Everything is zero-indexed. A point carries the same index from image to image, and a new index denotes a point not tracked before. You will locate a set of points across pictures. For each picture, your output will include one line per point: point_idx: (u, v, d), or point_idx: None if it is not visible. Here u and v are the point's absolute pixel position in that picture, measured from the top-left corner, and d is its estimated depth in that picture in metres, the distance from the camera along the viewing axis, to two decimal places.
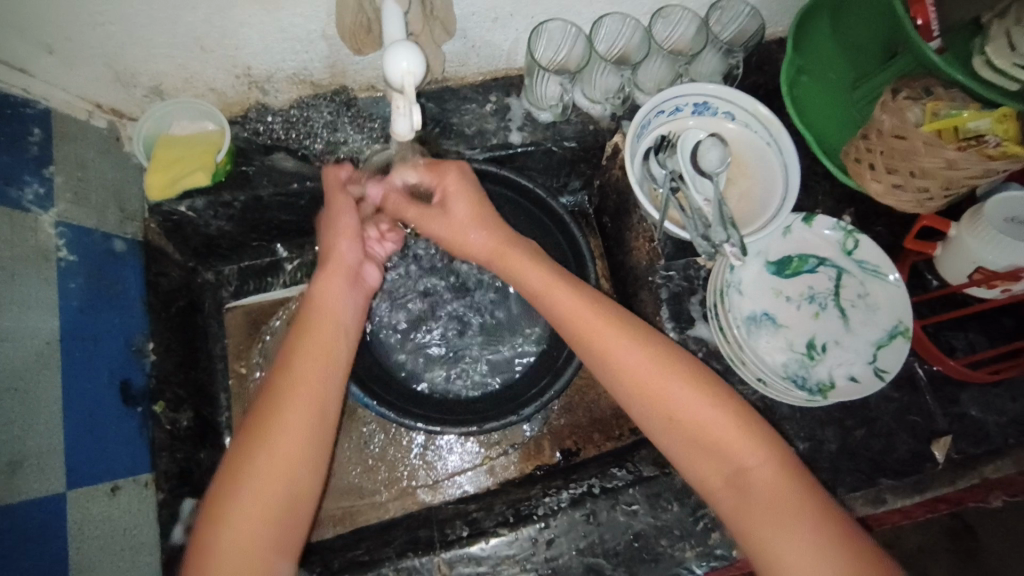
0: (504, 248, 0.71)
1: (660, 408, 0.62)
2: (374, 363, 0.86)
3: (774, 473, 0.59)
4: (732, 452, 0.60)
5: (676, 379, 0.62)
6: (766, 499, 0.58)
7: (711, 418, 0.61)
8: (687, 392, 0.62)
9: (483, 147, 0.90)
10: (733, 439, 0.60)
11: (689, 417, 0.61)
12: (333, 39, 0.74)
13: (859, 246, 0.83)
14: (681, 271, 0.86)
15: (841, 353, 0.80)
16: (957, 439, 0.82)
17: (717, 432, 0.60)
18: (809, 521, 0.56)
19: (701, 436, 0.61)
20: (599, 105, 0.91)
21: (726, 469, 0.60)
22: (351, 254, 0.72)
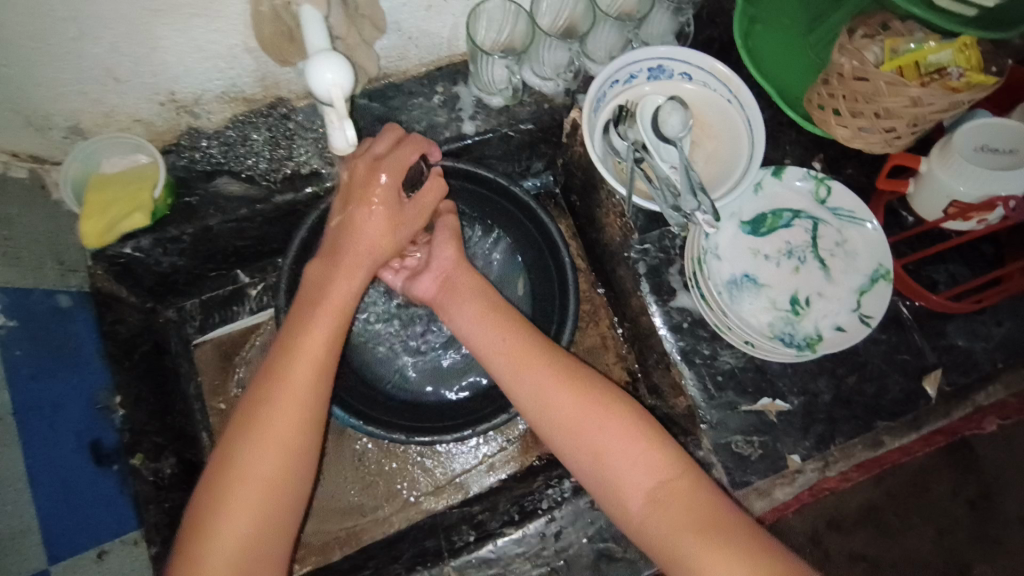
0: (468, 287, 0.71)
1: (566, 421, 0.62)
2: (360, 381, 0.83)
3: (684, 484, 0.58)
4: (638, 463, 0.59)
5: (583, 392, 0.63)
6: (675, 509, 0.57)
7: (619, 434, 0.60)
8: (593, 407, 0.62)
9: (437, 141, 0.86)
10: (637, 451, 0.60)
11: (603, 436, 0.60)
12: (257, 50, 0.69)
13: (832, 193, 0.82)
14: (656, 243, 0.84)
15: (825, 305, 0.79)
16: (947, 371, 0.82)
17: (628, 448, 0.60)
18: (719, 532, 0.56)
19: (609, 453, 0.60)
20: (551, 82, 0.87)
21: (641, 487, 0.59)
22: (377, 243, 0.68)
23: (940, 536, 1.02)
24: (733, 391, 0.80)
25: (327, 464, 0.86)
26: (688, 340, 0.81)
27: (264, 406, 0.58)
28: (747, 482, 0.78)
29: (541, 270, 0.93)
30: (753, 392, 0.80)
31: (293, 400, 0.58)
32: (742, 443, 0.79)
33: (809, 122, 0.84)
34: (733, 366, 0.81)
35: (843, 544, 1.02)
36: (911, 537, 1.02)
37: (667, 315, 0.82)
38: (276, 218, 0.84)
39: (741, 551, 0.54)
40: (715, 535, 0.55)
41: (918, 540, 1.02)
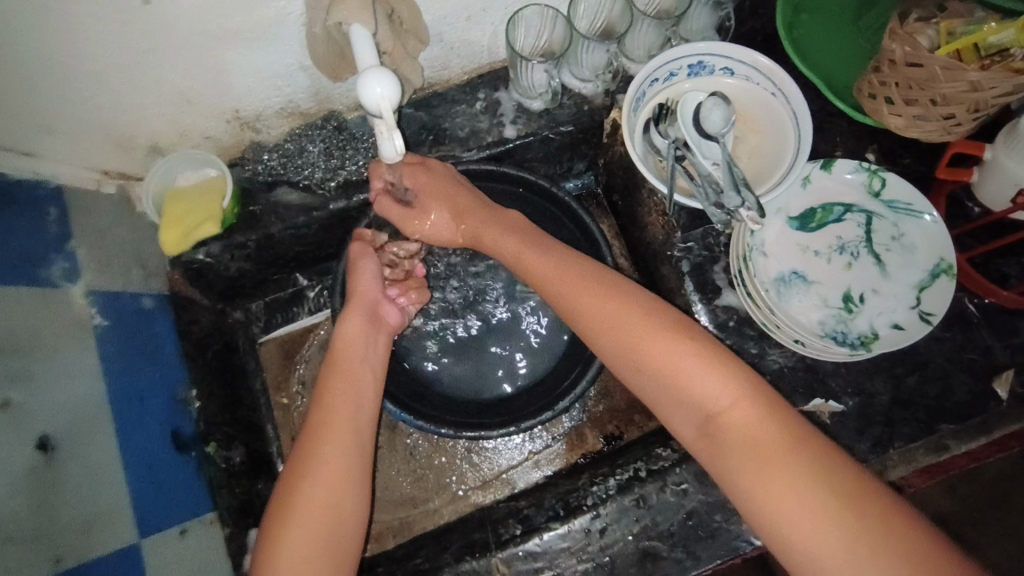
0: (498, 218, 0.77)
1: (614, 345, 0.63)
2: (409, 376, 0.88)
3: (750, 411, 0.55)
4: (696, 390, 0.57)
5: (628, 314, 0.63)
6: (743, 441, 0.54)
7: (671, 355, 0.59)
8: (645, 330, 0.61)
9: (480, 146, 0.89)
10: (695, 380, 0.58)
11: (668, 364, 0.59)
12: (311, 68, 0.74)
13: (886, 186, 0.79)
14: (700, 241, 0.83)
15: (881, 302, 0.76)
16: (1021, 372, 0.77)
17: (687, 371, 0.58)
18: (794, 467, 0.52)
19: (663, 371, 0.59)
20: (589, 83, 0.89)
21: (699, 421, 0.57)
22: (372, 288, 0.77)
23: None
24: (781, 391, 0.78)
25: (382, 458, 0.90)
26: (734, 339, 0.80)
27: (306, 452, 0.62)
28: None
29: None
30: (803, 392, 0.78)
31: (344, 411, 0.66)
32: None
33: (860, 111, 0.82)
34: (782, 365, 0.79)
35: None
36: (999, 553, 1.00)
37: (713, 314, 0.81)
38: (330, 224, 0.90)
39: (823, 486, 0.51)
40: (789, 471, 0.52)
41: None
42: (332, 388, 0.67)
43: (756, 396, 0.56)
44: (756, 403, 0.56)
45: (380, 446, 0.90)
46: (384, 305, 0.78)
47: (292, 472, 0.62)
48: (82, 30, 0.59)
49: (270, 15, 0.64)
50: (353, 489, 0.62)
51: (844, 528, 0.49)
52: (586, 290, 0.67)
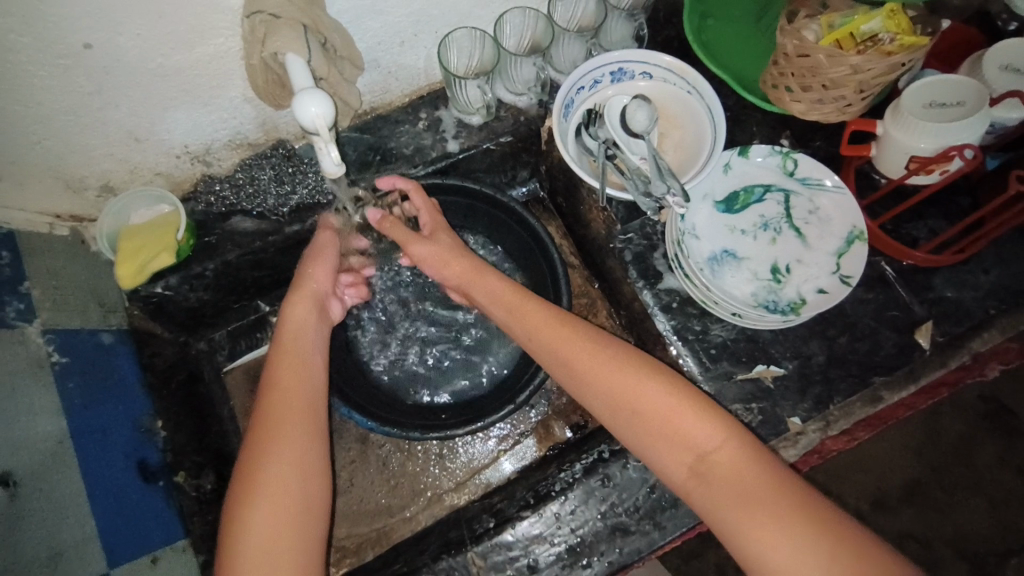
0: (475, 274, 0.80)
1: (603, 393, 0.65)
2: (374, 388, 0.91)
3: (731, 449, 0.60)
4: (684, 432, 0.61)
5: (609, 363, 0.66)
6: (728, 478, 0.58)
7: (660, 398, 0.63)
8: (629, 376, 0.65)
9: (425, 162, 0.94)
10: (684, 422, 0.61)
11: (656, 411, 0.62)
12: (255, 99, 0.78)
13: (799, 165, 0.86)
14: (638, 232, 0.89)
15: (805, 270, 0.82)
16: (938, 322, 0.84)
17: (675, 413, 0.62)
18: (776, 498, 0.56)
19: (648, 415, 0.62)
20: (523, 96, 0.95)
21: (690, 460, 0.60)
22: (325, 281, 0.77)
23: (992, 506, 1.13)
24: (727, 362, 0.83)
25: (356, 471, 0.91)
26: (679, 319, 0.85)
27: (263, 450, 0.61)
28: None
29: (538, 269, 0.98)
30: (746, 360, 0.83)
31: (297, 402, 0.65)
32: (741, 411, 0.81)
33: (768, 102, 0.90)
34: (725, 338, 0.84)
35: (890, 521, 1.13)
36: (962, 511, 1.13)
37: (657, 297, 0.86)
38: (287, 248, 0.93)
39: (800, 513, 0.54)
40: (772, 504, 0.55)
41: (968, 514, 1.12)
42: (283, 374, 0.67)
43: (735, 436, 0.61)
44: (735, 443, 0.60)
45: (352, 459, 0.91)
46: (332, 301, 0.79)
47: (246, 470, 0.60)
48: (26, 76, 0.62)
49: (211, 51, 0.68)
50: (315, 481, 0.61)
51: (821, 549, 0.52)
52: (574, 342, 0.69)
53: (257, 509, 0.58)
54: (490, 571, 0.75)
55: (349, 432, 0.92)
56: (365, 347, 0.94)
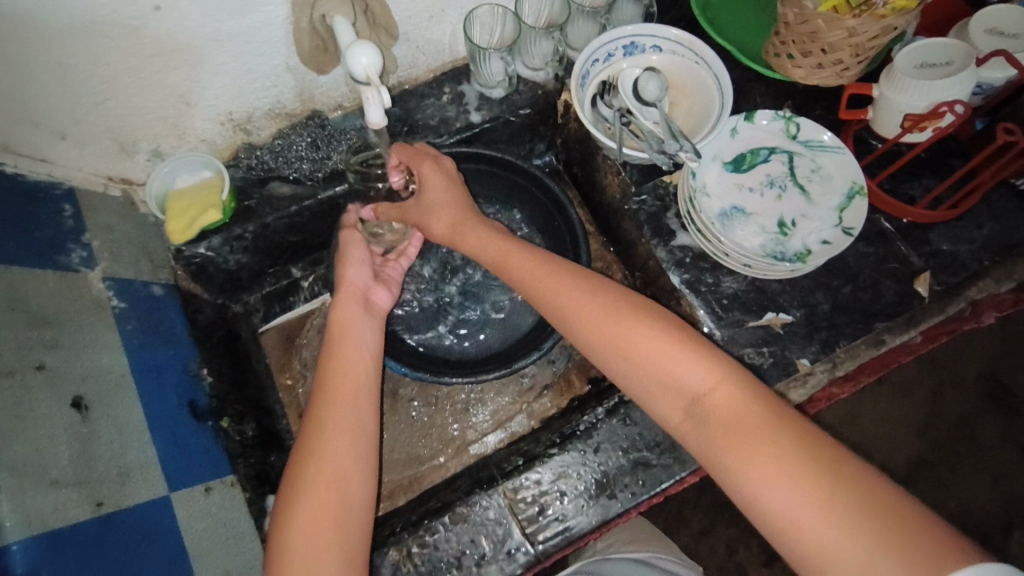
0: (468, 228, 0.82)
1: (607, 343, 0.66)
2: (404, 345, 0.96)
3: (731, 395, 0.60)
4: (684, 380, 0.62)
5: (612, 314, 0.67)
6: (726, 420, 0.59)
7: (660, 352, 0.63)
8: (636, 327, 0.65)
9: (450, 132, 1.00)
10: (684, 370, 0.62)
11: (654, 360, 0.63)
12: (296, 67, 0.84)
13: (801, 128, 0.92)
14: (652, 193, 0.95)
15: (810, 223, 0.88)
16: (936, 273, 0.90)
17: (674, 363, 0.63)
18: (771, 443, 0.56)
19: (648, 367, 0.64)
20: (541, 71, 1.01)
21: (690, 406, 0.61)
22: (360, 277, 0.82)
23: (996, 482, 1.17)
24: (738, 311, 0.88)
25: (386, 424, 0.95)
26: (692, 272, 0.90)
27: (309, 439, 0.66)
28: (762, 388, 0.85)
29: (558, 232, 1.03)
30: (756, 309, 0.88)
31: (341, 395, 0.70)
32: (753, 354, 0.86)
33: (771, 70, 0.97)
34: (736, 289, 0.89)
35: None
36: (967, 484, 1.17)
37: (670, 253, 0.92)
38: (321, 213, 0.98)
39: (794, 458, 0.55)
40: (767, 449, 0.56)
41: (969, 488, 1.17)
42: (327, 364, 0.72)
43: (739, 383, 0.61)
44: (736, 390, 0.60)
45: (383, 412, 0.96)
46: (375, 291, 0.83)
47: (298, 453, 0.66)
48: (97, 36, 0.68)
49: (260, 19, 0.74)
50: (357, 470, 0.66)
51: (819, 491, 0.53)
52: (576, 295, 0.70)
53: (301, 493, 0.63)
54: (519, 503, 0.79)
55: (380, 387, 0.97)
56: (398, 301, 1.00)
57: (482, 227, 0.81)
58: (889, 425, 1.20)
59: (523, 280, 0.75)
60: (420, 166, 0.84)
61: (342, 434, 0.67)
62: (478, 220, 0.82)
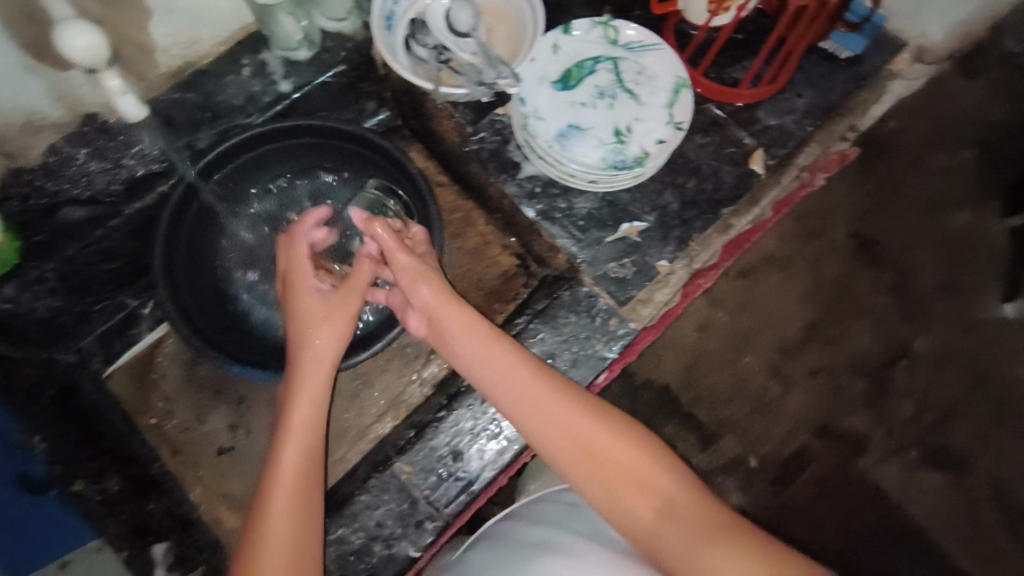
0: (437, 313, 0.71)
1: (555, 434, 0.62)
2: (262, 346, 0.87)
3: (689, 494, 0.58)
4: (647, 479, 0.59)
5: (570, 403, 0.63)
6: (690, 519, 0.56)
7: (616, 447, 0.61)
8: (589, 423, 0.62)
9: (259, 111, 0.91)
10: (646, 471, 0.59)
11: (615, 460, 0.60)
12: (40, 69, 0.70)
13: (619, 32, 0.90)
14: (489, 129, 0.91)
15: (644, 126, 0.87)
16: (767, 149, 0.93)
17: (633, 463, 0.60)
18: (737, 546, 0.53)
19: (607, 461, 0.60)
20: (346, 21, 0.91)
21: (656, 505, 0.58)
22: (330, 355, 0.69)
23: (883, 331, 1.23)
24: (595, 229, 0.88)
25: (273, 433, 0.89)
26: (544, 201, 0.89)
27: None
28: (630, 298, 0.86)
29: (392, 185, 0.93)
30: (612, 223, 0.88)
31: (285, 509, 0.60)
32: (616, 268, 0.86)
33: None
34: (590, 209, 0.88)
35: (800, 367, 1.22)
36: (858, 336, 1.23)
37: (520, 186, 0.89)
38: (136, 230, 0.88)
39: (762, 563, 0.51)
40: (730, 547, 0.53)
41: (857, 339, 1.18)
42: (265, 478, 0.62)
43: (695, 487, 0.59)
44: (695, 492, 0.59)
45: (267, 423, 0.90)
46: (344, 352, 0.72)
47: None
48: None
49: None
50: None
51: None
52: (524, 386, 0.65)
53: None
54: (418, 475, 0.77)
55: (256, 398, 0.90)
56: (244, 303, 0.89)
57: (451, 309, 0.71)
58: (782, 299, 1.19)
59: (471, 364, 0.68)
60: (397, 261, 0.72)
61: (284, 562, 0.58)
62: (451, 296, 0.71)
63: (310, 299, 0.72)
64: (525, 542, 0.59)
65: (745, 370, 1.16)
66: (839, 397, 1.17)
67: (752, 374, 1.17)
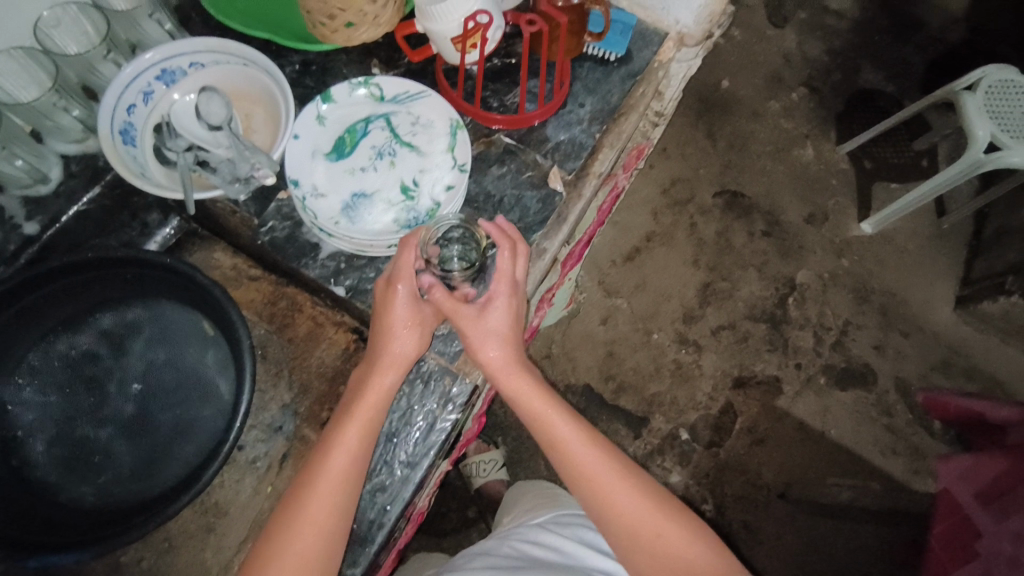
0: (511, 373, 0.76)
1: (606, 506, 0.72)
2: (71, 515, 0.75)
3: (717, 559, 0.70)
4: (685, 554, 0.69)
5: (622, 475, 0.73)
6: None
7: (658, 521, 0.71)
8: (639, 494, 0.72)
9: (13, 261, 0.83)
10: (686, 542, 0.70)
11: (658, 531, 0.70)
12: None
13: (383, 88, 0.88)
14: (277, 215, 0.86)
15: (429, 177, 0.85)
16: (563, 164, 0.94)
17: (675, 536, 0.70)
18: None
19: (651, 535, 0.70)
20: (89, 140, 0.86)
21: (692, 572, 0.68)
22: (404, 350, 0.75)
23: (759, 272, 1.64)
24: None
25: None
26: (352, 275, 0.84)
27: (273, 554, 0.66)
28: (460, 350, 0.82)
29: (185, 290, 0.84)
30: None
31: (320, 505, 0.67)
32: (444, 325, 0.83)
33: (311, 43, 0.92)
34: None
35: (702, 325, 1.59)
36: (735, 290, 1.62)
37: (323, 266, 0.84)
38: None
39: None
40: None
41: (749, 284, 1.63)
42: (312, 472, 0.69)
43: (723, 554, 0.71)
44: (723, 558, 0.71)
45: None
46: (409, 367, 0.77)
47: (258, 563, 0.66)
48: None
49: None
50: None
51: None
52: (590, 456, 0.74)
53: None
54: None
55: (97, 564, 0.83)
56: (43, 472, 0.78)
57: (528, 375, 0.77)
58: (668, 273, 1.63)
59: (538, 424, 0.76)
60: (473, 331, 0.75)
61: (311, 547, 0.66)
62: (526, 367, 0.77)
63: (405, 306, 0.74)
64: (489, 560, 0.79)
65: (657, 345, 1.56)
66: (746, 345, 1.58)
67: (663, 347, 1.56)
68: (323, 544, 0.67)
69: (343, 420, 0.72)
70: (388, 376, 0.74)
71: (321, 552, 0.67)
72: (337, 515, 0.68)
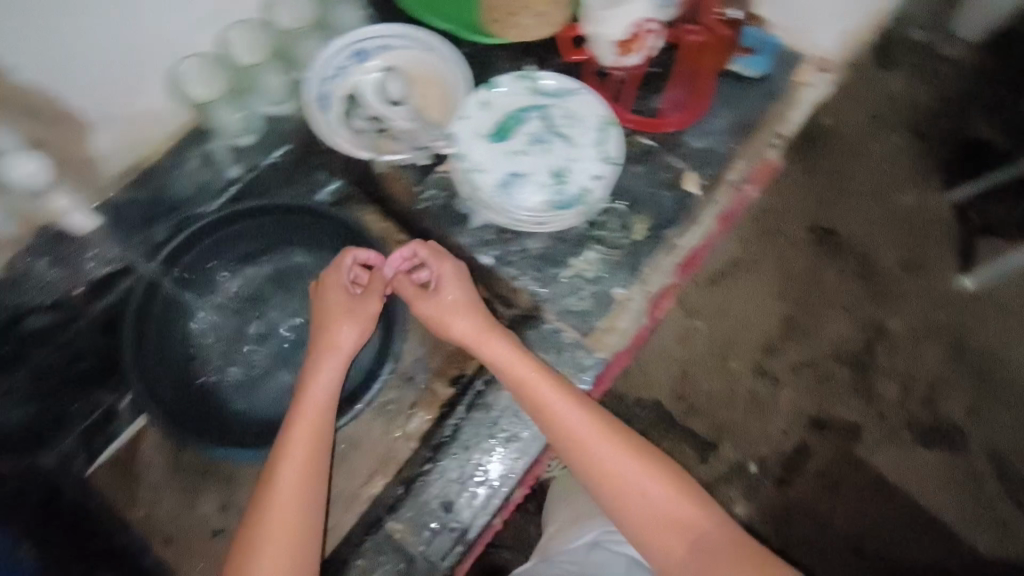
0: (494, 349, 0.79)
1: (604, 483, 0.71)
2: (240, 421, 0.88)
3: (713, 525, 0.69)
4: (686, 521, 0.69)
5: (611, 442, 0.73)
6: (723, 554, 0.67)
7: (656, 489, 0.70)
8: (632, 462, 0.71)
9: (212, 201, 0.98)
10: (682, 509, 0.69)
11: (655, 500, 0.70)
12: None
13: (542, 81, 0.96)
14: (438, 186, 0.95)
15: (580, 165, 0.92)
16: (699, 170, 0.98)
17: (673, 504, 0.69)
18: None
19: (651, 507, 0.69)
20: (285, 104, 0.98)
21: (690, 542, 0.68)
22: (349, 338, 0.79)
23: None
24: (548, 267, 0.92)
25: None
26: (499, 247, 0.92)
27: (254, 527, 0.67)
28: (593, 328, 0.90)
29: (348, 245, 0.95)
30: (565, 257, 0.92)
31: (290, 481, 0.69)
32: (576, 302, 0.91)
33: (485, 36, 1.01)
34: (543, 247, 0.92)
35: None
36: None
37: (473, 235, 0.93)
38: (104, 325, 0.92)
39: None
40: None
41: None
42: (280, 451, 0.71)
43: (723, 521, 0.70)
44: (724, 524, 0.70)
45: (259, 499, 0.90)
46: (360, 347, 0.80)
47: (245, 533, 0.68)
48: None
49: None
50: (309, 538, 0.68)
51: None
52: (584, 432, 0.73)
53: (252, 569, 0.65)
54: (416, 526, 0.84)
55: None
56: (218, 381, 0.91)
57: (505, 346, 0.79)
58: None
59: (532, 406, 0.76)
60: (447, 315, 0.81)
61: (289, 521, 0.68)
62: (505, 342, 0.79)
63: (338, 292, 0.81)
64: None
65: None
66: None
67: None
68: (299, 516, 0.68)
69: (296, 411, 0.74)
70: (337, 360, 0.77)
71: (299, 526, 0.68)
72: (308, 488, 0.70)
